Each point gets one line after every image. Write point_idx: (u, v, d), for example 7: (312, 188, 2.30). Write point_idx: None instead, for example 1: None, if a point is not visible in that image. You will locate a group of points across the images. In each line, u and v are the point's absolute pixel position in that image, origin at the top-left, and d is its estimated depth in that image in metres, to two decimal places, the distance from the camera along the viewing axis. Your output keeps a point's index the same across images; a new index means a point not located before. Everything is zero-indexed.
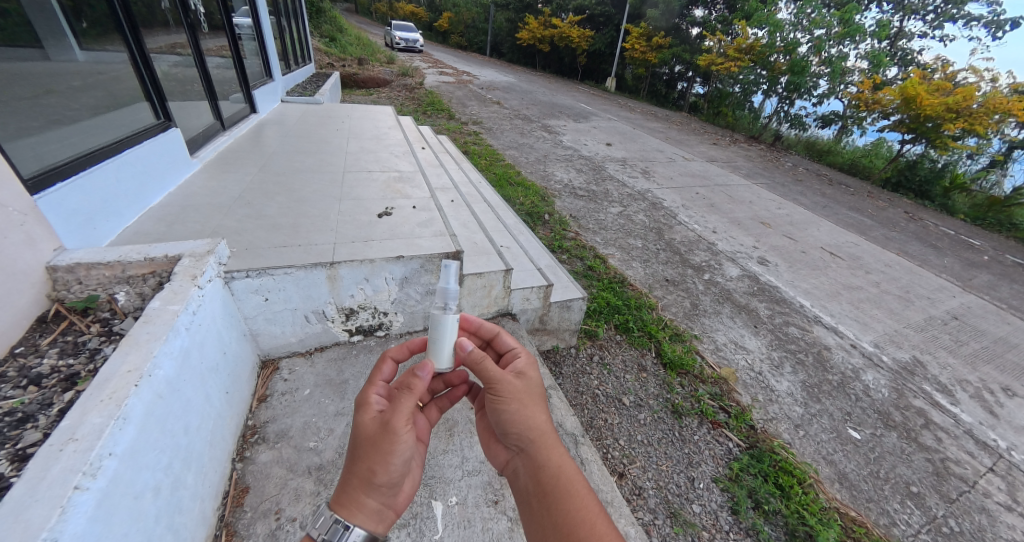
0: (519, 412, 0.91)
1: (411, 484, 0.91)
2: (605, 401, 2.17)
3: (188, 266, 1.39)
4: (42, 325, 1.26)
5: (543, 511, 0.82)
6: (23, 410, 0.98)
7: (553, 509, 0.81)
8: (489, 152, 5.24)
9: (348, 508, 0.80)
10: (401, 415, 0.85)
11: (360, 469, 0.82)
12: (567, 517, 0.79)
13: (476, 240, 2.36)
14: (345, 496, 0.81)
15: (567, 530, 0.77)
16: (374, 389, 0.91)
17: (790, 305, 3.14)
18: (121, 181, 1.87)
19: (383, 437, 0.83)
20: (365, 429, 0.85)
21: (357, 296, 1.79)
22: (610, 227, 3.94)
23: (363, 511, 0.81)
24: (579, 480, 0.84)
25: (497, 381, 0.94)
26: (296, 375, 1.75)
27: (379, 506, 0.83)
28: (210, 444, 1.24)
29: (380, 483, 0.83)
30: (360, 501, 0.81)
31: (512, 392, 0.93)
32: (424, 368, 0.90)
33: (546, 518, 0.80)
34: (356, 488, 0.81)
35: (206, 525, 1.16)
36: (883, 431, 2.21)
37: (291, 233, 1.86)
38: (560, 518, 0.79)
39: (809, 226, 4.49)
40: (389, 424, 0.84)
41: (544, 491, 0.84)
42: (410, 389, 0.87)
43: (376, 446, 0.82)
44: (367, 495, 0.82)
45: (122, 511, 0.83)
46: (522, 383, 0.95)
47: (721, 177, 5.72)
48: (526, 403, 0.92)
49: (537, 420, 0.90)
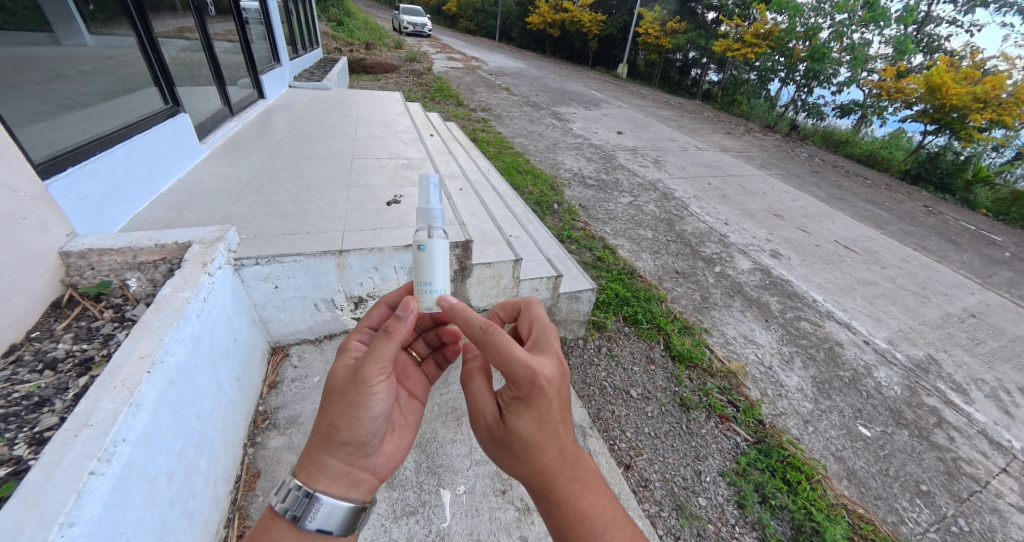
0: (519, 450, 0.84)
1: (388, 447, 0.87)
2: (613, 393, 2.17)
3: (198, 253, 1.39)
4: (56, 310, 1.27)
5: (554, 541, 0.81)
6: (39, 394, 1.00)
7: None
8: (497, 139, 5.18)
9: (308, 470, 0.77)
10: (373, 364, 0.80)
11: (322, 428, 0.78)
12: None
13: (485, 229, 2.34)
14: (308, 456, 0.78)
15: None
16: (357, 335, 0.93)
17: (802, 299, 3.09)
18: (130, 166, 1.86)
19: (351, 388, 0.79)
20: (336, 378, 0.81)
21: (366, 284, 1.78)
22: (619, 218, 3.89)
23: (325, 474, 0.78)
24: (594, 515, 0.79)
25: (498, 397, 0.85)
26: (305, 362, 1.76)
27: (344, 467, 0.80)
28: (221, 430, 1.25)
29: (345, 442, 0.79)
30: (322, 463, 0.78)
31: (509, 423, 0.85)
32: (406, 307, 0.84)
33: None
34: (319, 445, 0.78)
35: (220, 509, 1.18)
36: (893, 428, 2.19)
37: (300, 220, 1.86)
38: None
39: (824, 219, 4.40)
40: (359, 373, 0.79)
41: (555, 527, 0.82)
42: (389, 335, 0.81)
43: (342, 398, 0.78)
44: (329, 456, 0.79)
45: (135, 497, 0.83)
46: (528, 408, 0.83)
47: (734, 167, 5.59)
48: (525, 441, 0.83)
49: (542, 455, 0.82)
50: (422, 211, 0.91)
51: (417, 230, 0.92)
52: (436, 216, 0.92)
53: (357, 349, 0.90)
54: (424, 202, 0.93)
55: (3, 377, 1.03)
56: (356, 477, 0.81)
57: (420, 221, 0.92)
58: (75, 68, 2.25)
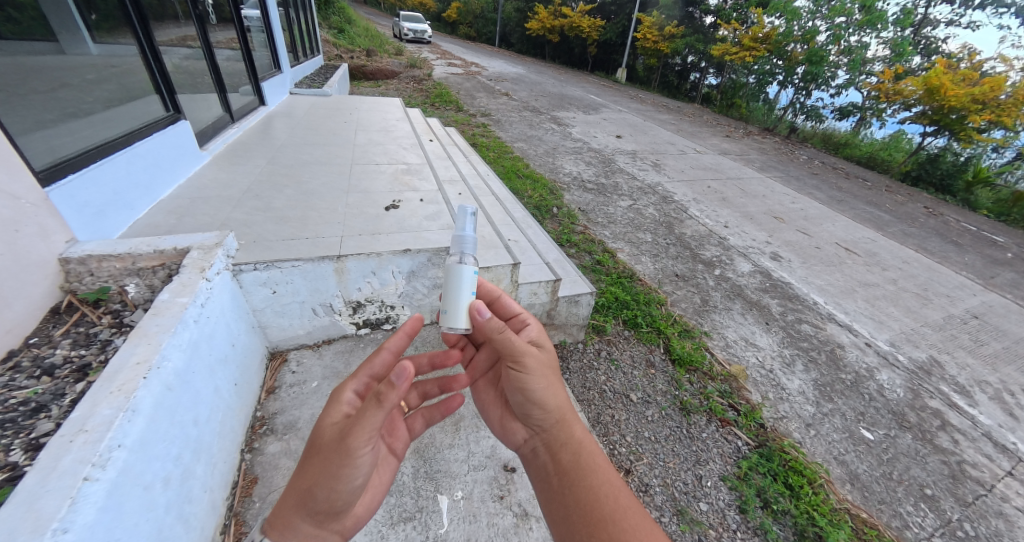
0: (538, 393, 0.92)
1: (360, 503, 0.89)
2: (613, 397, 2.17)
3: (197, 258, 1.39)
4: (55, 316, 1.27)
5: (567, 492, 0.84)
6: (37, 400, 1.00)
7: (578, 490, 0.83)
8: (497, 144, 5.20)
9: (277, 530, 0.82)
10: (360, 436, 0.77)
11: (299, 489, 0.80)
12: (595, 493, 0.82)
13: (483, 233, 2.35)
14: (278, 517, 0.82)
15: (598, 507, 0.80)
16: (352, 385, 0.84)
17: (803, 301, 3.08)
18: (132, 173, 1.88)
19: (335, 455, 0.78)
20: (323, 437, 0.80)
21: (365, 289, 1.79)
22: (619, 221, 3.90)
23: (291, 534, 0.82)
24: (591, 458, 0.87)
25: (513, 354, 0.93)
26: (304, 367, 1.75)
27: (313, 527, 0.84)
28: (219, 435, 1.25)
29: (318, 508, 0.82)
30: (292, 524, 0.82)
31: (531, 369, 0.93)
32: (400, 375, 0.76)
33: (573, 498, 0.83)
34: (291, 509, 0.81)
35: (216, 515, 1.18)
36: (897, 432, 2.17)
37: (300, 225, 1.86)
38: (585, 498, 0.82)
39: (824, 221, 4.39)
40: (345, 442, 0.78)
41: (565, 471, 0.87)
42: (379, 404, 0.77)
43: (326, 464, 0.78)
44: (299, 519, 0.82)
45: (133, 501, 0.83)
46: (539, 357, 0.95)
47: (734, 170, 5.59)
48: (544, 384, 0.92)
49: (551, 401, 0.92)
50: (457, 237, 0.97)
51: (451, 256, 0.96)
52: (469, 244, 0.99)
53: (349, 400, 0.84)
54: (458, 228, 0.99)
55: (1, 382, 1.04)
56: (324, 535, 0.85)
57: (454, 246, 0.97)
58: (79, 77, 2.29)
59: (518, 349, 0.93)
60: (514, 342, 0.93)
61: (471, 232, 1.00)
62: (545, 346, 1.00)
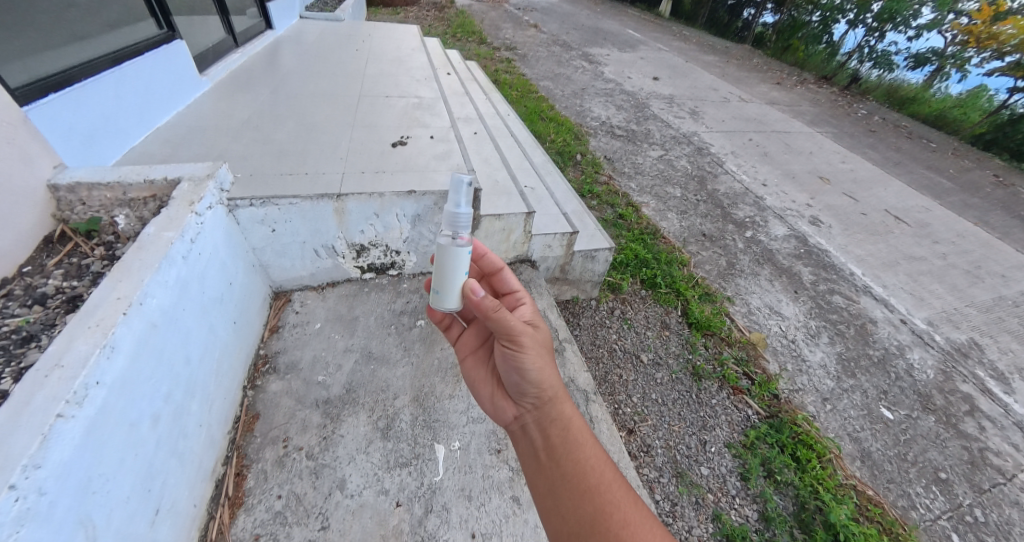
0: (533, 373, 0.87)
1: None
2: (622, 357, 2.12)
3: (186, 191, 1.28)
4: (48, 246, 1.23)
5: (552, 468, 0.80)
6: (27, 329, 0.96)
7: (565, 465, 0.79)
8: (521, 81, 4.80)
9: None
10: None
11: None
12: (580, 469, 0.78)
13: (497, 177, 2.18)
14: None
15: (580, 485, 0.76)
16: None
17: (838, 271, 2.86)
18: (122, 97, 1.74)
19: None
20: None
21: (367, 232, 1.69)
22: (646, 173, 3.63)
23: None
24: (580, 434, 0.83)
25: (511, 333, 0.87)
26: (307, 309, 1.72)
27: None
28: (215, 374, 1.22)
29: None
30: None
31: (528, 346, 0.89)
32: None
33: (557, 475, 0.78)
34: None
35: (216, 449, 1.19)
36: (919, 414, 2.07)
37: (299, 160, 1.73)
38: (570, 473, 0.78)
39: (875, 185, 3.99)
40: None
41: (552, 445, 0.82)
42: None
43: None
44: None
45: (116, 440, 0.79)
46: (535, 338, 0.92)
47: (780, 123, 5.07)
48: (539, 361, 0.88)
49: (542, 380, 0.87)
50: (449, 214, 0.92)
51: (444, 234, 0.94)
52: (463, 220, 0.93)
53: None
54: (454, 203, 0.92)
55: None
56: None
57: (447, 224, 0.93)
58: None
59: (513, 328, 0.87)
60: (514, 321, 0.87)
61: (468, 209, 0.93)
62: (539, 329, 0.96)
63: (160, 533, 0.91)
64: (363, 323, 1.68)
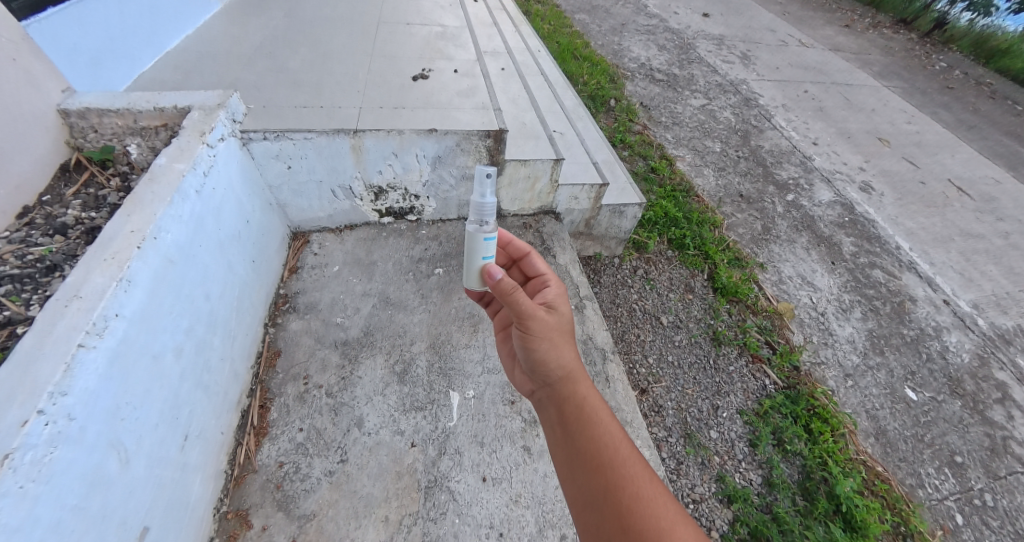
0: (548, 352, 0.83)
1: None
2: (641, 317, 2.07)
3: (197, 120, 1.21)
4: (65, 175, 1.20)
5: (567, 443, 0.75)
6: (50, 258, 0.95)
7: (579, 441, 0.74)
8: (555, 13, 4.35)
9: None
10: None
11: None
12: (595, 445, 0.72)
13: (525, 119, 2.02)
14: None
15: (594, 462, 0.71)
16: None
17: (882, 244, 2.67)
18: (126, 15, 1.61)
19: None
20: None
21: (386, 174, 1.61)
22: (685, 123, 3.35)
23: None
24: (597, 410, 0.78)
25: (525, 316, 0.83)
26: (325, 251, 1.70)
27: None
28: (236, 311, 1.23)
29: None
30: None
31: (543, 327, 0.84)
32: None
33: (571, 451, 0.74)
34: None
35: (240, 382, 1.22)
36: (945, 397, 2.00)
37: (314, 92, 1.62)
38: (584, 448, 0.73)
39: (941, 151, 3.60)
40: None
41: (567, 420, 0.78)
42: None
43: None
44: None
45: (139, 370, 0.80)
46: (552, 318, 0.87)
47: (843, 73, 4.53)
48: (554, 341, 0.83)
49: (557, 359, 0.82)
50: (475, 203, 0.89)
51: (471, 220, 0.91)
52: (490, 210, 0.89)
53: None
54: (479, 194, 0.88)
55: (17, 238, 0.99)
56: None
57: (473, 212, 0.90)
58: None
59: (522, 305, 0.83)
60: (526, 304, 0.82)
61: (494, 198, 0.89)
62: (558, 310, 0.90)
63: (189, 458, 0.96)
64: (380, 268, 1.65)
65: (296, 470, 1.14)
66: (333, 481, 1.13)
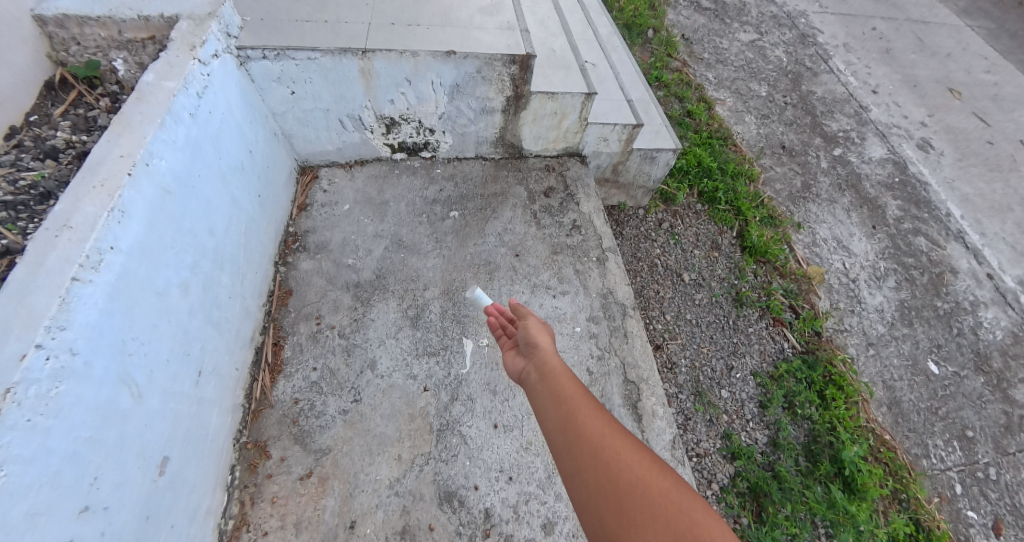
0: (533, 338, 0.80)
1: None
2: (662, 273, 1.99)
3: (186, 32, 1.07)
4: (52, 93, 1.10)
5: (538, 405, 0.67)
6: (43, 186, 0.90)
7: (548, 401, 0.65)
8: None
9: None
10: None
11: None
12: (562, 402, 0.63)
13: (555, 46, 1.79)
14: None
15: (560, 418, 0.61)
16: None
17: (931, 209, 2.46)
18: None
19: None
20: None
21: (398, 103, 1.47)
22: (730, 62, 2.99)
23: None
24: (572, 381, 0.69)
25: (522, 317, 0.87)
26: (336, 188, 1.61)
27: None
28: (244, 247, 1.19)
29: None
30: None
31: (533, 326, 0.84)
32: None
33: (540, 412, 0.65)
34: None
35: (253, 319, 1.21)
36: (968, 373, 1.94)
37: (317, 3, 1.43)
38: (553, 407, 0.64)
39: (1019, 106, 3.20)
40: None
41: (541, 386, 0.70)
42: None
43: None
44: None
45: (144, 306, 0.77)
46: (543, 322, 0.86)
47: (921, 7, 3.93)
48: (540, 331, 0.82)
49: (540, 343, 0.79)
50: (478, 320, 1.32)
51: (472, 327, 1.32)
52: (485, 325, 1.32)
53: None
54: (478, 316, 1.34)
55: (7, 161, 0.92)
56: None
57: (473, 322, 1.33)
58: None
59: (523, 309, 0.88)
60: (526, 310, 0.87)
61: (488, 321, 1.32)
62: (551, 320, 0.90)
63: (206, 392, 0.97)
64: (393, 209, 1.57)
65: (311, 407, 1.16)
66: (347, 419, 1.15)
